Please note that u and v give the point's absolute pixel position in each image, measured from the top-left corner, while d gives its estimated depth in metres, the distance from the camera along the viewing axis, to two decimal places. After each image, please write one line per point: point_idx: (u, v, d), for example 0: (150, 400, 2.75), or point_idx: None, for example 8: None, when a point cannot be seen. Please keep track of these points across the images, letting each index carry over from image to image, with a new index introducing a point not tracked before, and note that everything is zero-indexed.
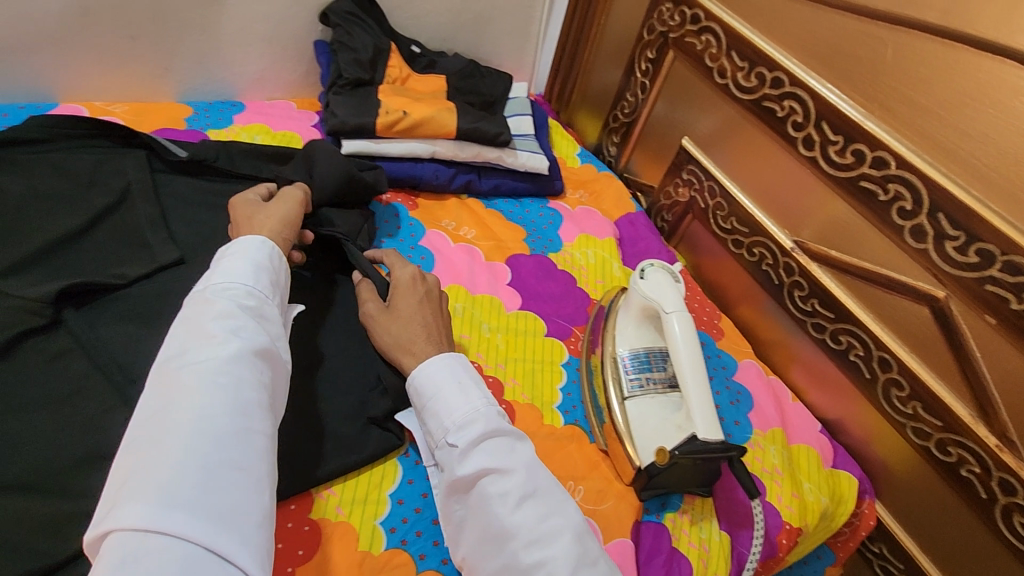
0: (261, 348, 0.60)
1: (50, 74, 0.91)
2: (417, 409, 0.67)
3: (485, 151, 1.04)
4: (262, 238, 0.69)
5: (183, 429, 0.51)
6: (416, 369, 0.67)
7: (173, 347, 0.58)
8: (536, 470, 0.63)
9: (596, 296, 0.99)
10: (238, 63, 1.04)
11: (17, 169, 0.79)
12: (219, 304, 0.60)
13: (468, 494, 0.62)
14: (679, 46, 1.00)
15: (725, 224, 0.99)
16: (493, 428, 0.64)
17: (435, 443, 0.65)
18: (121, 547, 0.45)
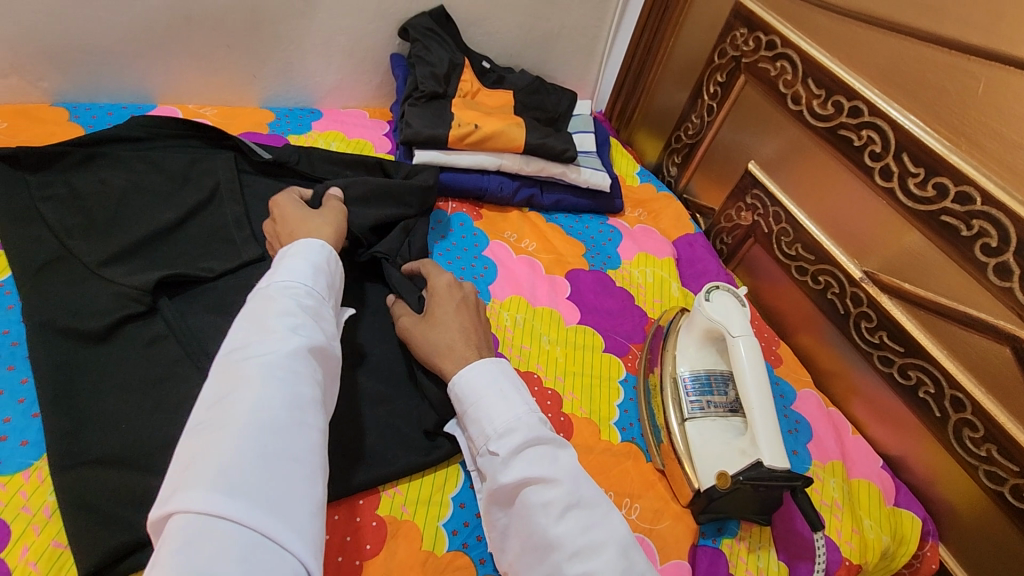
0: (317, 345, 0.60)
1: (152, 78, 0.97)
2: (460, 415, 0.68)
3: (550, 167, 1.06)
4: (320, 243, 0.71)
5: (243, 417, 0.50)
6: (458, 375, 0.68)
7: (237, 338, 0.58)
8: (581, 480, 0.62)
9: (654, 315, 0.99)
10: (320, 73, 1.09)
11: (120, 164, 0.85)
12: (280, 300, 0.61)
13: (513, 502, 0.61)
14: (751, 71, 1.00)
15: (790, 250, 0.98)
16: (534, 436, 0.63)
17: (479, 450, 0.65)
18: (183, 534, 0.43)
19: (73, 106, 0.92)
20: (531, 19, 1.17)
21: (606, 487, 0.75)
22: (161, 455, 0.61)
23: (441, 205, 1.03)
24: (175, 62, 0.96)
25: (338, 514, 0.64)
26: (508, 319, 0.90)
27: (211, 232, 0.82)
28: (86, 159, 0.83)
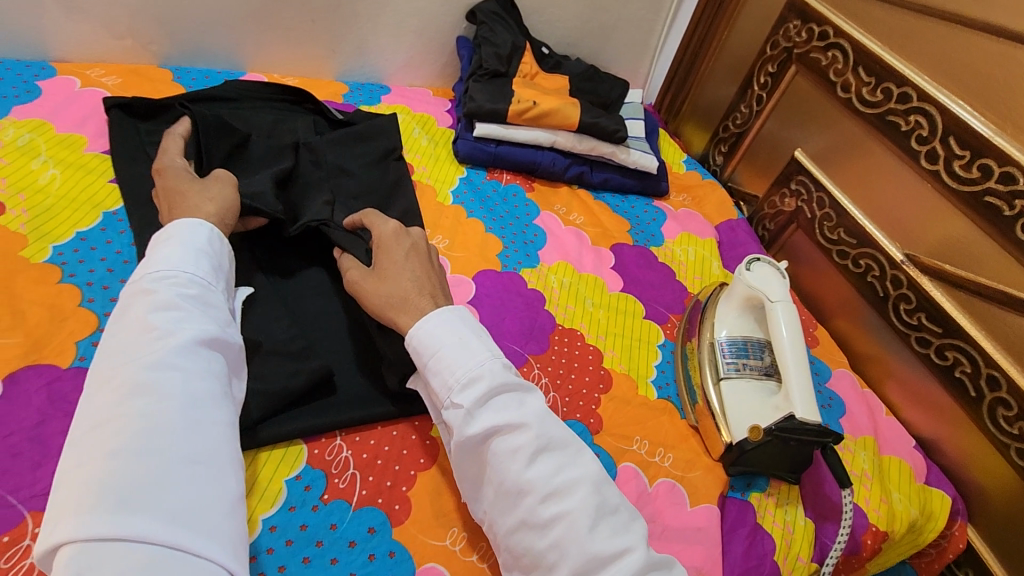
0: (209, 336, 0.57)
1: (244, 47, 1.07)
2: (419, 369, 0.64)
3: (601, 146, 1.11)
4: (199, 221, 0.65)
5: (126, 428, 0.47)
6: (417, 325, 0.64)
7: (112, 342, 0.54)
8: (548, 421, 0.62)
9: (694, 290, 1.03)
10: (391, 52, 1.17)
11: (216, 119, 0.94)
12: (157, 295, 0.56)
13: (480, 451, 0.61)
14: (802, 61, 1.04)
15: (832, 234, 1.01)
16: (499, 383, 0.61)
17: (440, 404, 0.63)
18: (75, 564, 0.42)
19: (176, 69, 1.03)
20: (590, 10, 1.24)
21: (642, 436, 0.79)
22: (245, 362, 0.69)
23: (496, 176, 1.09)
24: (266, 34, 1.06)
25: (395, 430, 0.70)
26: (555, 282, 0.96)
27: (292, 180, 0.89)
28: (187, 112, 0.93)
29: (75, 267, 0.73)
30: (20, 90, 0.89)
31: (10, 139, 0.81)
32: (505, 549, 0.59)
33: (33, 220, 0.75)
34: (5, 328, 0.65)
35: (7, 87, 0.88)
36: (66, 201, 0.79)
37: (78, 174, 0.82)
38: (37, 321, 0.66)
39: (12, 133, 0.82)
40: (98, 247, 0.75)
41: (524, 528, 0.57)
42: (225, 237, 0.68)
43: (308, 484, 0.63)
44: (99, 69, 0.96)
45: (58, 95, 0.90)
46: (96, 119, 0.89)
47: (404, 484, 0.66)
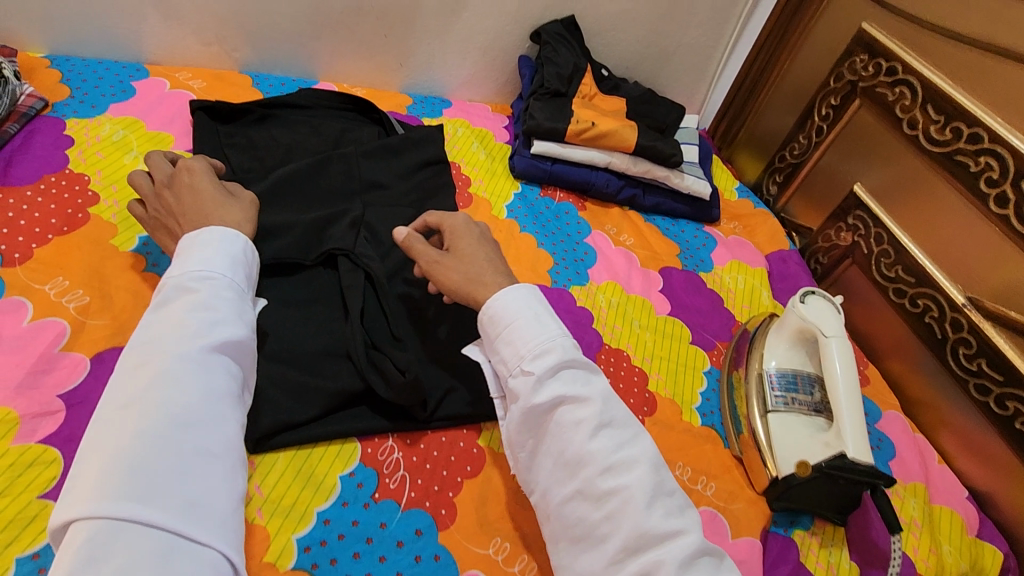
0: (235, 342, 0.59)
1: (318, 58, 1.12)
2: (490, 337, 0.67)
3: (656, 170, 1.12)
4: (237, 231, 0.67)
5: (149, 419, 0.49)
6: (495, 296, 0.67)
7: (146, 335, 0.55)
8: (611, 402, 0.62)
9: (742, 319, 1.03)
10: (455, 67, 1.21)
11: (289, 124, 0.99)
12: (195, 294, 0.58)
13: (543, 422, 0.62)
14: (868, 95, 1.03)
15: (889, 271, 0.99)
16: (568, 358, 0.63)
17: (508, 371, 0.64)
18: (89, 543, 0.43)
19: (255, 75, 1.08)
20: (652, 35, 1.25)
21: (685, 462, 0.79)
22: (309, 359, 0.72)
23: (550, 193, 1.11)
24: (340, 46, 1.11)
25: (445, 436, 0.72)
26: (604, 301, 0.97)
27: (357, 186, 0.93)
28: (261, 117, 0.98)
29: (159, 257, 0.77)
30: (116, 88, 0.95)
31: (107, 134, 0.88)
32: (555, 520, 0.59)
33: (123, 210, 0.80)
34: (95, 311, 0.70)
35: (106, 85, 0.95)
36: None
37: None
38: (123, 306, 0.71)
39: (108, 129, 0.88)
40: None
41: (579, 498, 0.57)
42: (255, 250, 0.70)
43: (361, 481, 0.66)
44: (187, 72, 1.03)
45: (150, 95, 0.96)
46: (182, 120, 0.95)
47: (451, 489, 0.68)
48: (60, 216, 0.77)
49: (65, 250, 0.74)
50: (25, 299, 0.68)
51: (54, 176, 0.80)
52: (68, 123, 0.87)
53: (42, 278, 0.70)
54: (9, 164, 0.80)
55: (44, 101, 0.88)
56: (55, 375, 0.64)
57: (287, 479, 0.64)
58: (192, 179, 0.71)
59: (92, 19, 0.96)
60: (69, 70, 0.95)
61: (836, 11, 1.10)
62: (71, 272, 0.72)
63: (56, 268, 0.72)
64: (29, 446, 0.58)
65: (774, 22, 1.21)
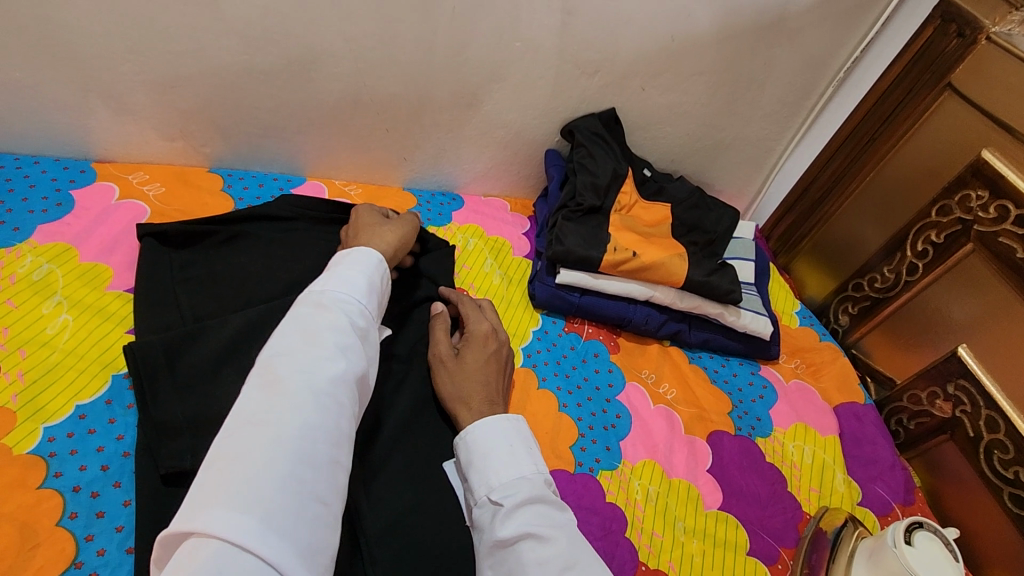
0: (360, 378, 0.54)
1: (305, 153, 0.93)
2: (464, 467, 0.63)
3: (707, 305, 0.92)
4: (378, 256, 0.65)
5: (286, 438, 0.45)
6: (473, 424, 0.65)
7: (281, 344, 0.52)
8: (580, 544, 0.56)
9: (810, 511, 0.82)
10: (469, 161, 1.02)
11: (266, 248, 0.79)
12: (334, 314, 0.55)
13: (504, 564, 0.55)
14: (985, 243, 0.83)
15: (1005, 470, 0.79)
16: (537, 494, 0.59)
17: (475, 501, 0.61)
18: (212, 557, 0.38)
19: (228, 174, 0.90)
20: (705, 128, 1.05)
21: None
22: None
23: (576, 328, 0.92)
24: (332, 140, 0.92)
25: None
26: (639, 492, 0.77)
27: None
28: (231, 237, 0.79)
29: (63, 463, 0.59)
30: (50, 201, 0.78)
31: (26, 271, 0.70)
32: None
33: (28, 388, 0.62)
34: None
35: (37, 196, 0.78)
36: (71, 358, 0.66)
37: (93, 320, 0.69)
38: (1, 552, 0.53)
39: (28, 264, 0.71)
40: (96, 430, 0.62)
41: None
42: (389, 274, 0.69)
43: None
44: (143, 174, 0.85)
45: (92, 209, 0.78)
46: (127, 244, 0.77)
47: None
48: None
49: None
50: None
51: None
52: None
53: None
54: None
55: None
56: None
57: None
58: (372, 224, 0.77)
59: (26, 115, 0.79)
60: None
61: (943, 128, 0.90)
62: None
63: None
64: None
65: (856, 125, 1.00)
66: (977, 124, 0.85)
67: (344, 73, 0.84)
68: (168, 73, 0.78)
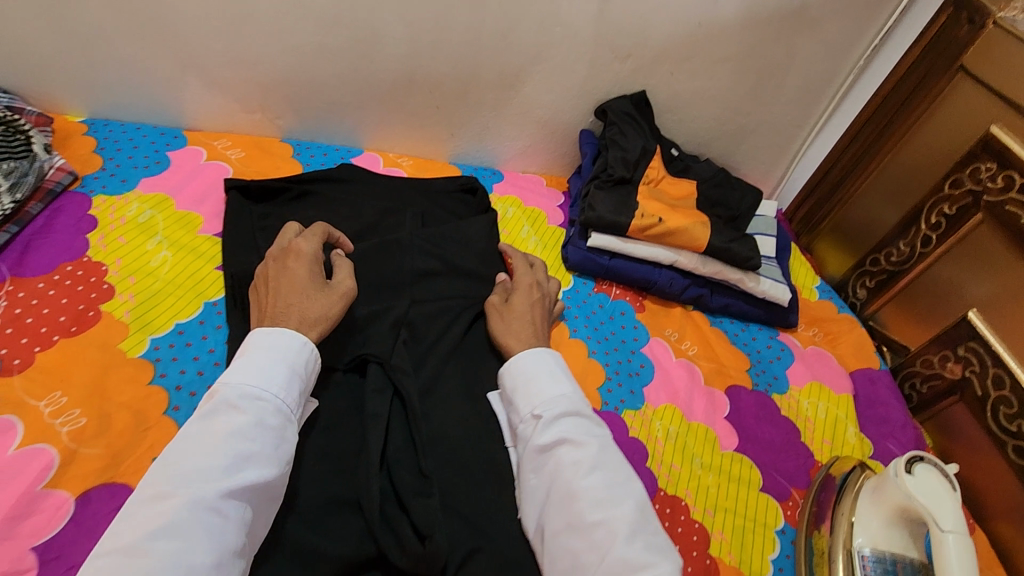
0: (261, 486, 0.54)
1: (364, 127, 1.04)
2: (507, 390, 0.70)
3: (728, 271, 0.99)
4: (304, 338, 0.63)
5: (155, 566, 0.46)
6: (516, 355, 0.72)
7: (177, 451, 0.53)
8: (609, 451, 0.64)
9: (822, 459, 0.88)
10: (509, 139, 1.11)
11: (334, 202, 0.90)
12: (240, 419, 0.55)
13: (543, 465, 0.63)
14: (993, 211, 0.88)
15: (1010, 424, 0.83)
16: (572, 411, 0.66)
17: (519, 418, 0.68)
18: None
19: (297, 144, 1.02)
20: (729, 112, 1.12)
21: None
22: (319, 505, 0.62)
23: (604, 289, 1.00)
24: (388, 116, 1.03)
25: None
26: (660, 430, 0.84)
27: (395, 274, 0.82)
28: (299, 195, 0.90)
29: (167, 366, 0.70)
30: (151, 160, 0.90)
31: (133, 214, 0.82)
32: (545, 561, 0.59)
33: (138, 307, 0.74)
34: (91, 436, 0.62)
35: (140, 156, 0.90)
36: (171, 287, 0.77)
37: (188, 256, 0.80)
38: (121, 430, 0.64)
39: (135, 209, 0.83)
40: (193, 343, 0.72)
41: (569, 533, 0.58)
42: (319, 356, 0.65)
43: None
44: (226, 141, 0.97)
45: (185, 168, 0.91)
46: (215, 197, 0.88)
47: None
48: (70, 313, 0.70)
49: (69, 357, 0.67)
50: (17, 419, 0.62)
51: (71, 265, 0.75)
52: (95, 201, 0.82)
53: (39, 393, 0.64)
54: (26, 250, 0.74)
55: (73, 175, 0.83)
56: (33, 522, 0.56)
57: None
58: (291, 262, 0.69)
59: (133, 87, 0.92)
60: (105, 138, 0.91)
61: (956, 108, 0.95)
62: (71, 385, 0.65)
63: (57, 380, 0.65)
64: None
65: (874, 109, 1.06)
66: (987, 102, 0.90)
67: (402, 54, 0.95)
68: (253, 52, 0.90)
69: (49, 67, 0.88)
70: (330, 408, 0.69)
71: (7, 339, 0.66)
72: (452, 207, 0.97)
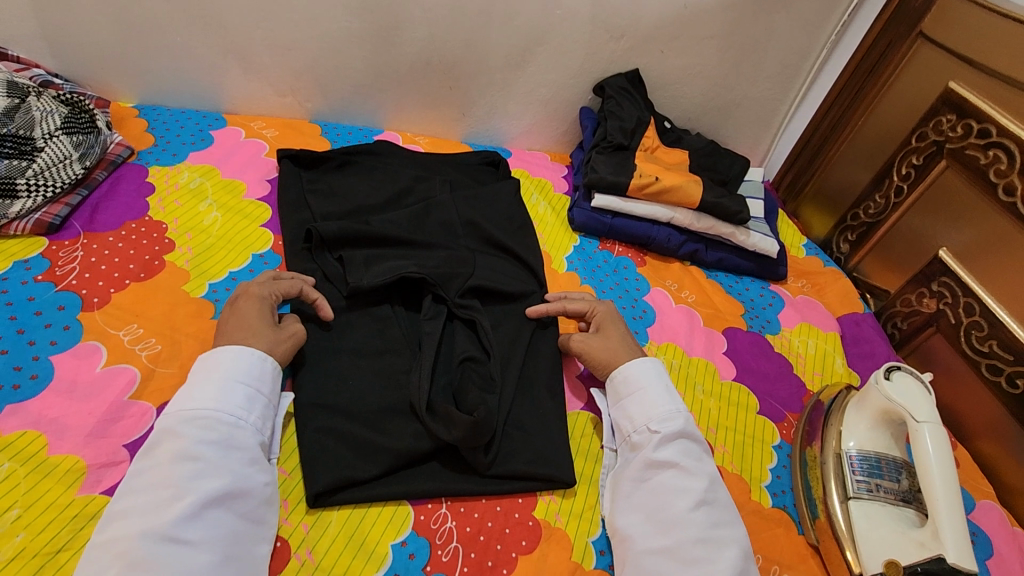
0: (223, 495, 0.56)
1: (384, 109, 1.15)
2: (617, 394, 0.76)
3: (720, 226, 1.09)
4: (238, 347, 0.65)
5: None
6: (630, 362, 0.77)
7: (124, 495, 0.55)
8: (717, 484, 0.68)
9: (812, 388, 0.96)
10: (516, 118, 1.21)
11: (362, 169, 0.99)
12: (178, 443, 0.57)
13: (650, 480, 0.68)
14: (956, 157, 0.98)
15: (981, 345, 0.92)
16: (686, 433, 0.70)
17: (632, 428, 0.73)
18: None
19: (325, 125, 1.13)
20: (715, 89, 1.22)
21: (755, 549, 0.74)
22: (368, 414, 0.70)
23: (608, 247, 1.09)
24: (406, 98, 1.14)
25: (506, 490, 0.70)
26: (664, 363, 0.92)
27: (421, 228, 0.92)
28: (343, 163, 0.98)
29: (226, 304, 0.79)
30: (196, 137, 1.00)
31: (185, 182, 0.92)
32: (630, 564, 0.63)
33: (195, 257, 0.83)
34: (165, 359, 0.71)
35: (186, 134, 1.00)
36: (223, 242, 0.86)
37: (236, 216, 0.90)
38: (190, 354, 0.72)
39: (186, 177, 0.92)
40: None
41: (662, 555, 0.62)
42: (275, 360, 0.67)
43: (413, 551, 0.63)
44: (261, 122, 1.08)
45: (227, 144, 1.01)
46: (255, 168, 0.98)
47: (505, 565, 0.64)
48: (138, 262, 0.79)
49: (141, 297, 0.76)
50: (100, 344, 0.70)
51: (135, 223, 0.84)
52: (151, 171, 0.92)
53: (117, 324, 0.73)
54: (95, 211, 0.84)
55: (130, 149, 0.94)
56: (123, 424, 0.64)
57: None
58: (241, 303, 0.71)
59: (180, 73, 1.03)
60: (155, 120, 1.01)
61: (918, 70, 1.06)
62: (145, 319, 0.74)
63: (132, 314, 0.74)
64: (93, 498, 0.59)
65: (848, 77, 1.17)
66: (945, 62, 1.01)
67: (419, 38, 1.05)
68: (287, 38, 1.01)
69: (107, 56, 0.99)
70: (373, 336, 0.78)
71: (86, 282, 0.75)
72: (468, 175, 1.06)
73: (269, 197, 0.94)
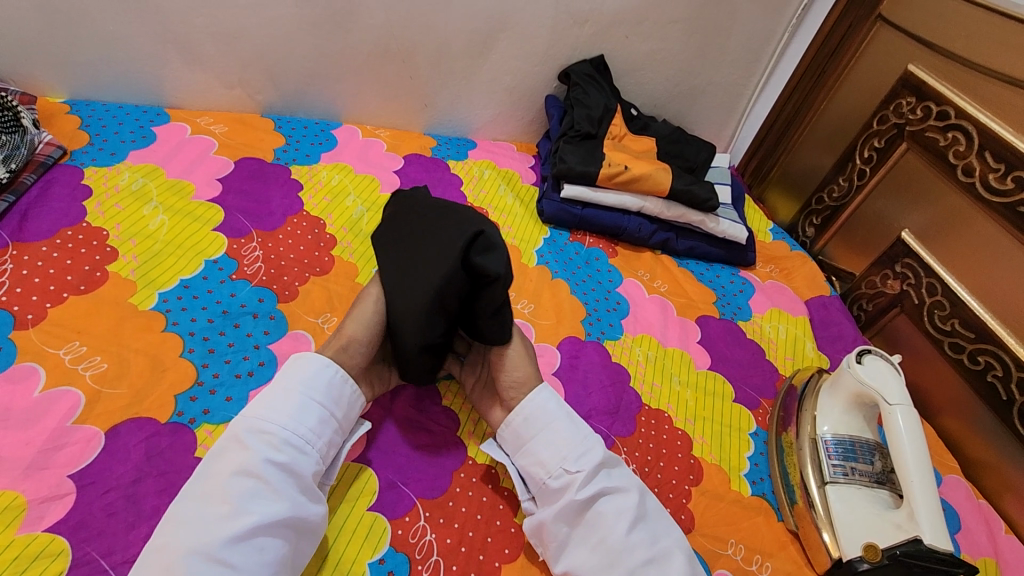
0: (277, 522, 0.52)
1: (341, 100, 1.09)
2: (520, 438, 0.68)
3: (691, 214, 1.09)
4: (323, 360, 0.62)
5: None
6: (525, 400, 0.69)
7: (183, 505, 0.52)
8: (646, 496, 0.65)
9: (785, 372, 0.97)
10: (480, 107, 1.18)
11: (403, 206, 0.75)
12: (245, 455, 0.54)
13: (582, 518, 0.62)
14: (916, 139, 0.99)
15: (944, 324, 0.94)
16: (606, 456, 0.66)
17: (546, 471, 0.65)
18: None
19: (277, 118, 1.07)
20: (681, 75, 1.21)
21: (737, 540, 0.73)
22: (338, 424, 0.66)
23: (579, 239, 1.07)
24: (364, 87, 1.08)
25: (486, 496, 0.68)
26: (640, 355, 0.91)
27: (405, 202, 0.76)
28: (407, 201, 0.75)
29: (178, 315, 0.73)
30: (137, 134, 0.93)
31: (126, 183, 0.85)
32: None
33: (141, 265, 0.77)
34: (112, 378, 0.65)
35: (126, 130, 0.93)
36: (172, 246, 0.80)
37: (183, 218, 0.84)
38: (140, 372, 0.67)
39: (127, 178, 0.86)
40: (200, 296, 0.76)
41: None
42: (356, 384, 0.64)
43: (391, 569, 0.60)
44: (208, 117, 1.01)
45: (171, 141, 0.94)
46: (203, 167, 0.92)
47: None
48: (78, 273, 0.73)
49: (82, 311, 0.70)
50: (37, 365, 0.64)
51: (71, 230, 0.77)
52: (87, 172, 0.85)
53: (57, 342, 0.67)
54: (25, 218, 0.77)
55: (62, 149, 0.87)
56: (66, 453, 0.59)
57: (330, 490, 0.64)
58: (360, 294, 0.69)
59: (115, 66, 0.96)
60: (89, 116, 0.94)
61: (878, 53, 1.07)
62: (88, 336, 0.68)
63: (73, 330, 0.68)
64: (36, 537, 0.53)
65: (811, 60, 1.17)
66: (905, 45, 1.02)
67: (374, 23, 1.00)
68: (232, 25, 0.95)
69: (31, 46, 0.91)
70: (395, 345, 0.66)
71: (18, 297, 0.69)
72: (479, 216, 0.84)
73: (220, 198, 0.88)
